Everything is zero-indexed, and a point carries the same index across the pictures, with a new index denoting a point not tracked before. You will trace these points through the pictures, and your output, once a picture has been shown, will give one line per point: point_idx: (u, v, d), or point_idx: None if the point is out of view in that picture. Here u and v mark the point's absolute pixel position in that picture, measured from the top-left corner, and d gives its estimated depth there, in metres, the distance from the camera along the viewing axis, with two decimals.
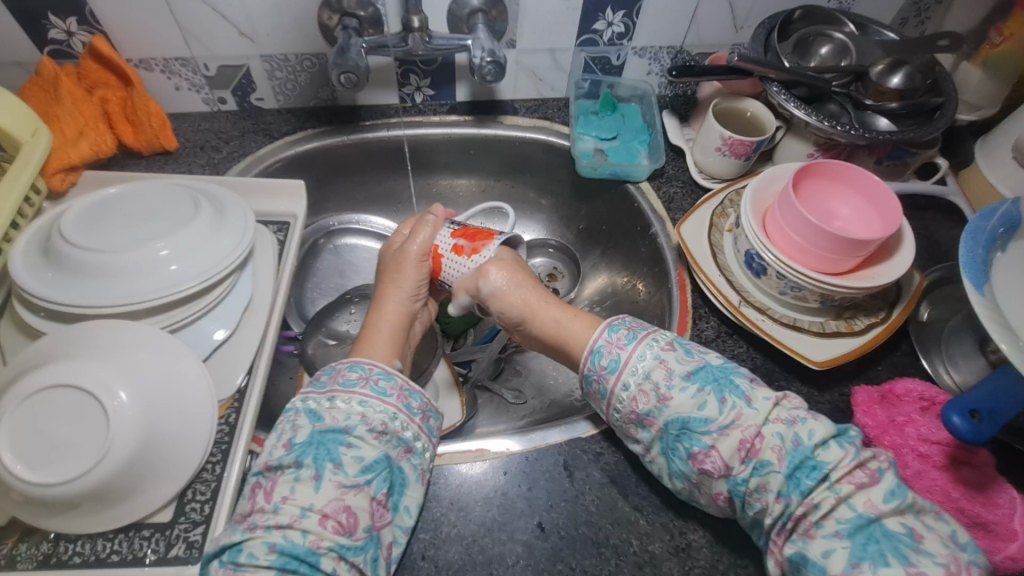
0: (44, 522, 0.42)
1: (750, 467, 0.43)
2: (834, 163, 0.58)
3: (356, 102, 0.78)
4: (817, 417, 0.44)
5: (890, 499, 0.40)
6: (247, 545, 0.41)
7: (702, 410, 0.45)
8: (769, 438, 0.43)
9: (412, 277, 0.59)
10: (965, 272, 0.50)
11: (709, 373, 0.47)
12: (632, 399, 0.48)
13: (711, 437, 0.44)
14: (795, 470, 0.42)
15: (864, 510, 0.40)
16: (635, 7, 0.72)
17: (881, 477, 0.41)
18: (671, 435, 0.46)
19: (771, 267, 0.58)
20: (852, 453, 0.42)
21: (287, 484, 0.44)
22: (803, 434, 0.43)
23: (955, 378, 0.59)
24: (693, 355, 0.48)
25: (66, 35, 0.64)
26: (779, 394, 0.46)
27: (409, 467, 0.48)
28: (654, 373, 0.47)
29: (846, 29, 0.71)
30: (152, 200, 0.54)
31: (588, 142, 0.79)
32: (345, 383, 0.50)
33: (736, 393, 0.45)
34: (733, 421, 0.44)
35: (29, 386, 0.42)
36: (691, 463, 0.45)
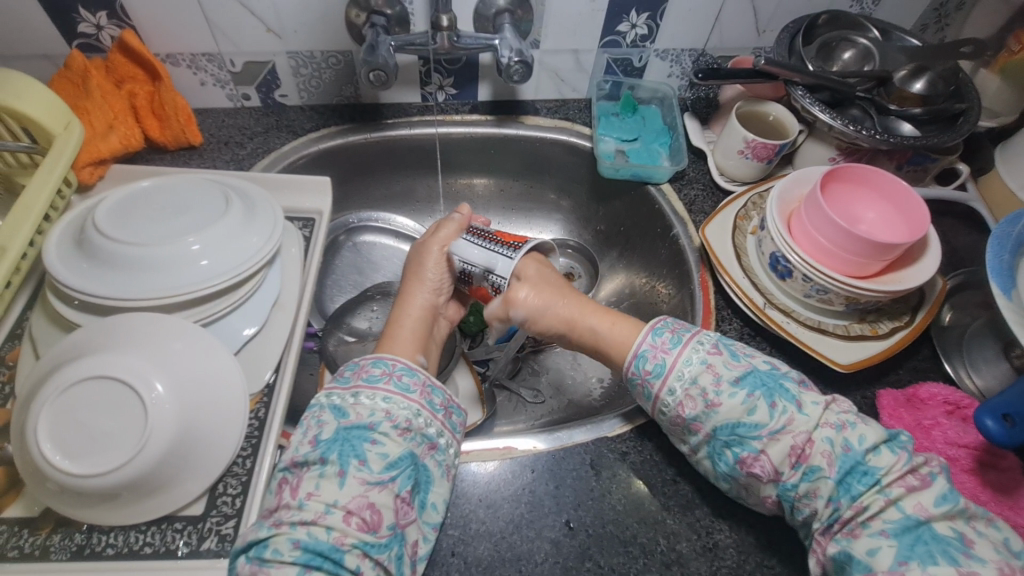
0: (80, 513, 0.43)
1: (800, 472, 0.44)
2: (862, 168, 0.58)
3: (379, 100, 0.78)
4: (868, 422, 0.45)
5: (942, 503, 0.41)
6: (273, 541, 0.41)
7: (752, 415, 0.45)
8: (818, 443, 0.44)
9: (434, 271, 0.59)
10: (992, 278, 0.51)
11: (756, 378, 0.47)
12: (679, 403, 0.48)
13: (761, 442, 0.45)
14: (845, 475, 0.43)
15: (913, 512, 0.41)
16: (660, 9, 0.72)
17: (932, 481, 0.42)
18: (719, 441, 0.47)
19: (798, 269, 0.58)
20: (903, 458, 0.43)
21: (313, 480, 0.43)
22: (853, 439, 0.43)
23: (977, 383, 0.59)
24: (739, 359, 0.48)
25: (95, 29, 0.64)
26: (828, 398, 0.47)
27: (432, 464, 0.47)
28: (701, 378, 0.47)
29: (870, 35, 0.72)
30: (184, 194, 0.54)
31: (609, 144, 0.80)
32: (368, 379, 0.48)
33: (787, 398, 0.45)
34: (784, 426, 0.44)
35: (68, 377, 0.42)
36: (739, 467, 0.46)
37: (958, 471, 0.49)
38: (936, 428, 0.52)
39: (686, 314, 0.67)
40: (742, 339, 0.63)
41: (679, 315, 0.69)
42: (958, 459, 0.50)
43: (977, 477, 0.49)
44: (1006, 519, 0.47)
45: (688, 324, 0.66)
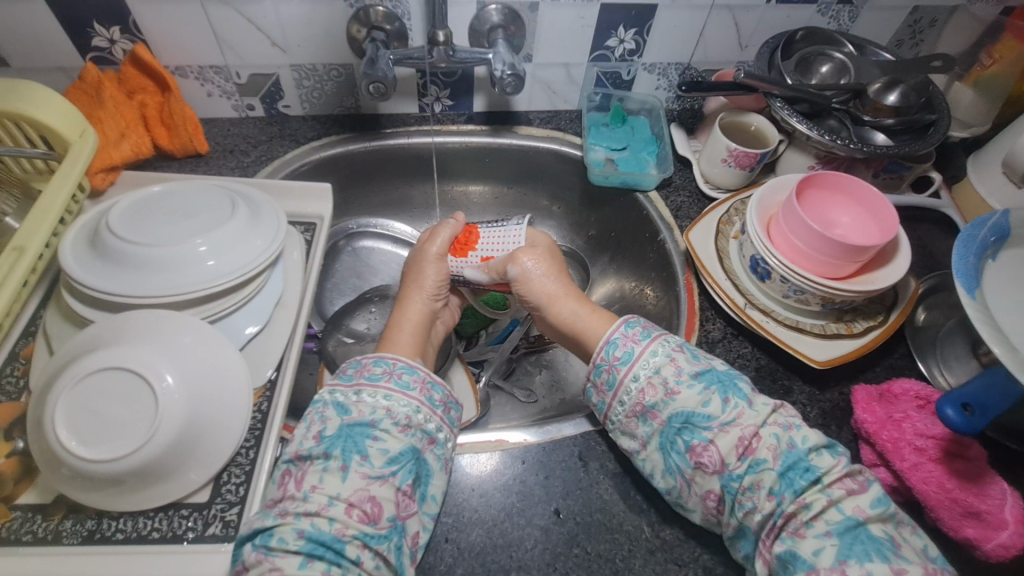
0: (91, 499, 0.45)
1: (745, 464, 0.46)
2: (835, 175, 0.62)
3: (378, 111, 0.82)
4: (811, 427, 0.48)
5: (877, 505, 0.44)
6: (278, 530, 0.43)
7: (706, 407, 0.48)
8: (765, 438, 0.46)
9: (433, 276, 0.62)
10: (958, 278, 0.53)
11: (714, 375, 0.50)
12: (640, 390, 0.51)
13: (711, 432, 0.47)
14: (787, 469, 0.45)
15: (852, 513, 0.43)
16: (646, 25, 0.76)
17: (869, 486, 0.45)
18: (671, 429, 0.49)
19: (776, 271, 0.61)
20: (843, 462, 0.46)
21: (317, 474, 0.45)
22: (797, 438, 0.46)
23: (950, 380, 0.62)
24: (699, 359, 0.52)
25: (108, 43, 0.67)
26: (776, 403, 0.50)
27: (432, 458, 0.49)
28: (664, 368, 0.51)
29: (846, 50, 0.76)
30: (192, 199, 0.57)
31: (599, 152, 0.83)
32: (370, 377, 0.51)
33: (739, 395, 0.49)
34: (733, 419, 0.47)
35: (84, 368, 0.44)
36: (689, 456, 0.48)
37: (927, 460, 0.52)
38: (906, 420, 0.54)
39: (672, 315, 0.70)
40: (725, 338, 0.66)
41: (666, 316, 0.72)
42: (926, 449, 0.52)
43: (944, 466, 0.51)
44: (972, 505, 0.49)
45: (674, 323, 0.69)
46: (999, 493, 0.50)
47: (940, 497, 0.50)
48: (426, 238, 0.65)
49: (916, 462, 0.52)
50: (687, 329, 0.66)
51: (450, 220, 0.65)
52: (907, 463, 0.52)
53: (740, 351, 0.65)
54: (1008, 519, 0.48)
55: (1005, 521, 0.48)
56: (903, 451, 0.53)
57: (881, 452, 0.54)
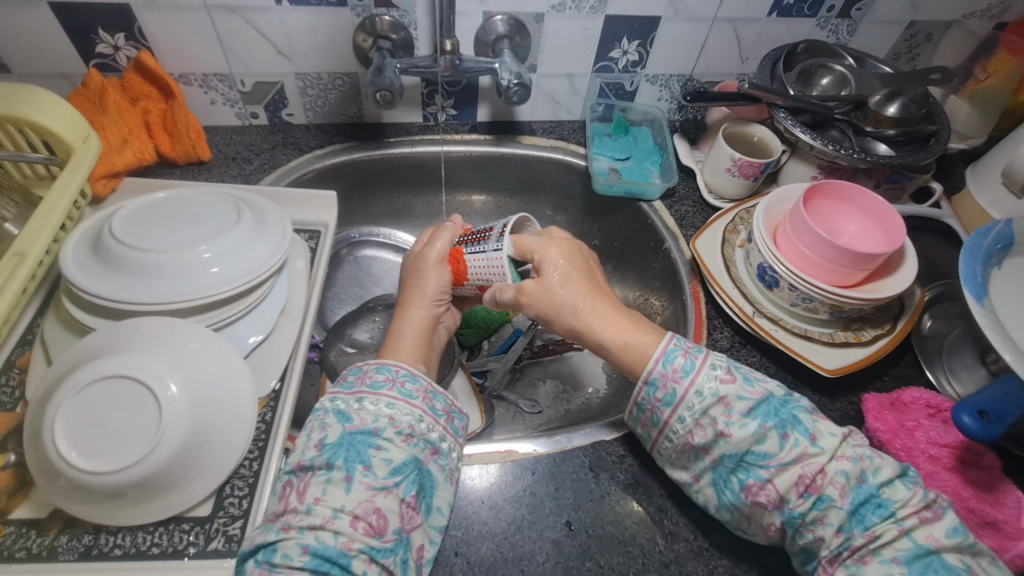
0: (89, 512, 0.43)
1: (808, 501, 0.44)
2: (842, 184, 0.62)
3: (382, 120, 0.82)
4: (882, 456, 0.46)
5: (953, 535, 0.42)
6: (282, 546, 0.41)
7: (762, 445, 0.46)
8: (832, 474, 0.44)
9: (434, 281, 0.60)
10: (966, 285, 0.53)
11: (770, 409, 0.47)
12: (688, 431, 0.49)
13: (769, 471, 0.45)
14: (858, 506, 0.44)
15: (924, 542, 0.42)
16: (650, 37, 0.76)
17: (943, 514, 0.43)
18: (725, 467, 0.47)
19: (784, 279, 0.61)
20: (919, 494, 0.44)
21: (319, 485, 0.44)
22: (868, 472, 0.45)
23: (958, 389, 0.62)
24: (754, 386, 0.49)
25: (112, 49, 0.67)
26: (843, 430, 0.48)
27: (436, 468, 0.48)
28: (713, 409, 0.48)
29: (846, 62, 0.77)
30: (197, 205, 0.56)
31: (603, 162, 0.83)
32: (372, 385, 0.49)
33: (801, 429, 0.46)
34: (795, 458, 0.45)
35: (85, 377, 0.43)
36: (744, 494, 0.46)
37: (941, 469, 0.51)
38: (918, 428, 0.54)
39: (679, 324, 0.70)
40: (733, 346, 0.65)
41: (672, 326, 0.72)
42: (940, 458, 0.52)
43: (959, 475, 0.51)
44: (988, 515, 0.49)
45: (681, 332, 0.69)
46: (1015, 501, 0.49)
47: (956, 505, 0.50)
48: (427, 243, 0.63)
49: (930, 471, 0.51)
50: (695, 338, 0.66)
51: (446, 223, 0.63)
52: (922, 472, 0.52)
53: (748, 360, 0.64)
54: None
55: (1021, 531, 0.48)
56: (917, 460, 0.52)
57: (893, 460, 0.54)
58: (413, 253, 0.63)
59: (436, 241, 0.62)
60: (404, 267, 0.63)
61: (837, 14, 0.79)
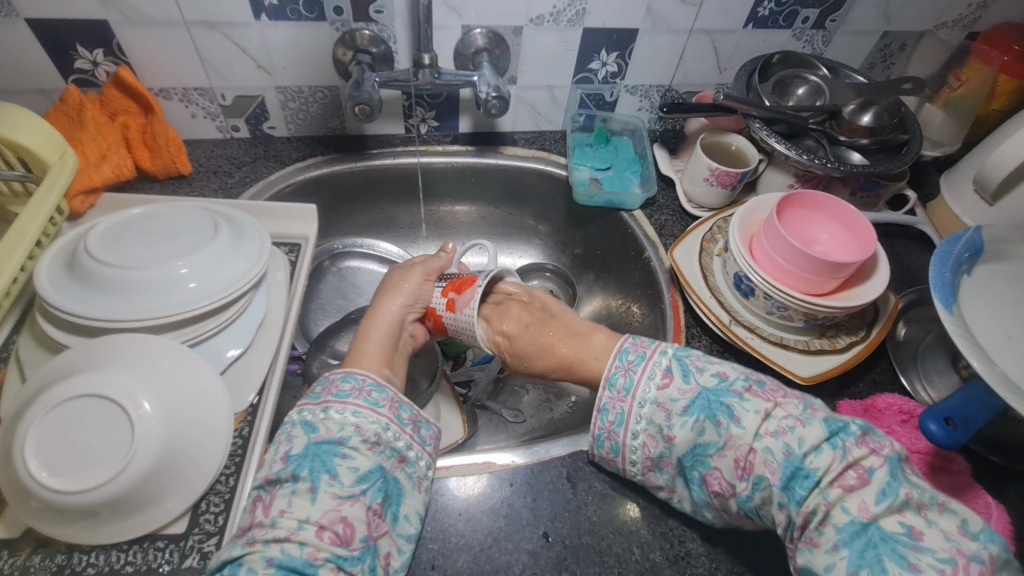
0: (61, 531, 0.43)
1: (749, 484, 0.45)
2: (812, 194, 0.63)
3: (364, 132, 0.82)
4: (806, 422, 0.45)
5: (883, 499, 0.40)
6: (247, 559, 0.41)
7: (703, 437, 0.47)
8: (760, 453, 0.45)
9: (411, 287, 0.61)
10: (936, 293, 0.54)
11: (703, 399, 0.48)
12: (642, 445, 0.50)
13: (714, 459, 0.47)
14: (789, 480, 0.43)
15: (858, 514, 0.40)
16: (628, 49, 0.78)
17: (873, 479, 0.41)
18: (685, 467, 0.49)
19: (759, 288, 0.61)
20: (840, 455, 0.43)
21: (285, 497, 0.44)
22: (793, 443, 0.44)
23: (931, 394, 0.63)
24: (689, 382, 0.49)
25: (91, 65, 0.67)
26: (771, 402, 0.47)
27: (403, 477, 0.48)
28: (656, 417, 0.50)
29: (821, 73, 0.78)
30: (175, 221, 0.56)
31: (584, 172, 0.84)
32: (338, 394, 0.49)
33: (727, 413, 0.47)
34: (727, 443, 0.46)
35: (57, 396, 0.43)
36: (704, 488, 0.48)
37: None
38: (890, 435, 0.55)
39: (658, 332, 0.70)
40: (711, 355, 0.66)
41: (652, 334, 0.72)
42: (912, 464, 0.53)
43: (930, 481, 0.52)
44: None
45: (660, 340, 0.69)
46: (984, 507, 0.50)
47: None
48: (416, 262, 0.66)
49: None
50: (674, 346, 0.67)
51: (439, 253, 0.67)
52: None
53: None
54: None
55: None
56: None
57: None
58: (400, 265, 0.65)
59: (422, 261, 0.65)
60: (386, 277, 0.64)
61: (811, 25, 0.80)
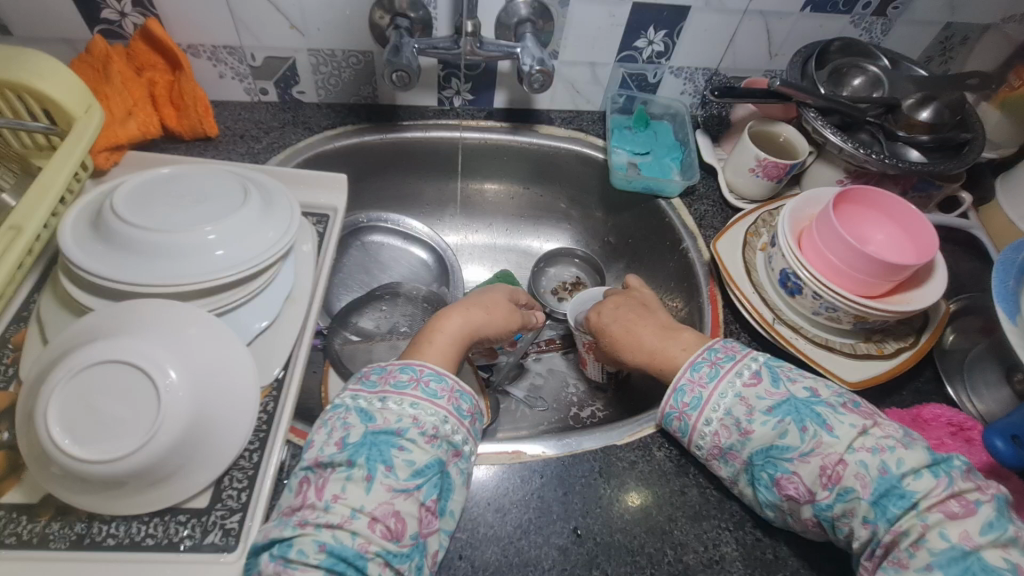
0: (82, 499, 0.42)
1: (833, 493, 0.43)
2: (870, 190, 0.60)
3: (396, 102, 0.79)
4: (908, 445, 0.43)
5: (988, 531, 0.39)
6: (298, 542, 0.40)
7: (784, 439, 0.45)
8: (852, 465, 0.43)
9: (506, 325, 0.61)
10: (998, 302, 0.52)
11: (790, 405, 0.46)
12: (714, 433, 0.49)
13: (793, 463, 0.45)
14: (880, 497, 0.42)
15: (957, 542, 0.39)
16: (677, 27, 0.74)
17: (978, 510, 0.40)
18: (755, 466, 0.47)
19: (807, 286, 0.59)
20: (946, 483, 0.41)
21: (339, 482, 0.42)
22: (891, 462, 0.42)
23: (979, 407, 0.60)
24: (778, 386, 0.48)
25: (118, 16, 0.64)
26: (869, 420, 0.45)
27: (456, 472, 0.46)
28: (735, 409, 0.48)
29: (880, 63, 0.74)
30: (203, 184, 0.54)
31: (622, 156, 0.81)
32: (396, 384, 0.47)
33: (819, 421, 0.45)
34: (813, 449, 0.44)
35: (80, 360, 0.41)
36: (775, 489, 0.46)
37: None
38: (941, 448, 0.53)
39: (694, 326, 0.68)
40: None
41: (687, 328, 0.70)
42: None
43: None
44: None
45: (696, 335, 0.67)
46: None
47: None
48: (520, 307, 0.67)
49: None
50: None
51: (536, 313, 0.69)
52: None
53: None
54: None
55: None
56: None
57: None
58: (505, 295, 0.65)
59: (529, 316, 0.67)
60: (488, 294, 0.63)
61: (872, 11, 0.76)
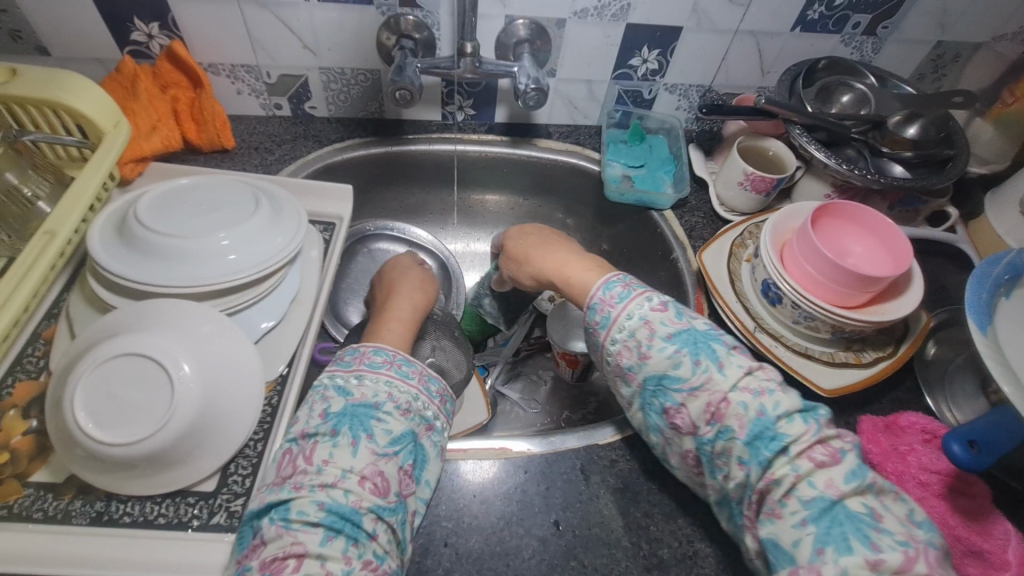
0: (104, 479, 0.46)
1: (714, 430, 0.45)
2: (842, 204, 0.63)
3: (401, 117, 0.83)
4: (786, 391, 0.44)
5: (852, 480, 0.41)
6: (296, 503, 0.42)
7: (676, 369, 0.47)
8: (734, 405, 0.44)
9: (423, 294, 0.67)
10: (970, 314, 0.54)
11: (690, 337, 0.48)
12: (618, 353, 0.50)
13: (682, 395, 0.46)
14: (754, 438, 0.43)
15: (825, 491, 0.40)
16: (669, 47, 0.77)
17: (842, 458, 0.42)
18: (648, 391, 0.49)
19: (787, 296, 0.61)
20: (814, 429, 0.42)
21: (326, 449, 0.45)
22: (768, 405, 0.43)
23: (957, 416, 0.62)
24: (684, 318, 0.49)
25: (146, 38, 0.69)
26: (757, 364, 0.47)
27: (429, 445, 0.50)
28: (639, 332, 0.49)
29: (867, 81, 0.76)
30: (218, 194, 0.58)
31: (616, 169, 0.84)
32: (369, 364, 0.51)
33: (712, 357, 0.46)
34: (703, 383, 0.45)
35: (103, 353, 0.45)
36: (664, 418, 0.48)
37: (929, 495, 0.52)
38: (911, 454, 0.54)
39: None
40: None
41: None
42: (929, 483, 0.52)
43: (947, 502, 0.51)
44: (974, 544, 0.49)
45: None
46: (1003, 533, 0.49)
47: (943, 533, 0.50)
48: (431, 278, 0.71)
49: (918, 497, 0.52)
50: None
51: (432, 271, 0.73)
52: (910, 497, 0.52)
53: None
54: (1010, 561, 0.48)
55: (1006, 562, 0.48)
56: (907, 484, 0.53)
57: None
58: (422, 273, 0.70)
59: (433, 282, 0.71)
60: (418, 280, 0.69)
61: (862, 31, 0.78)
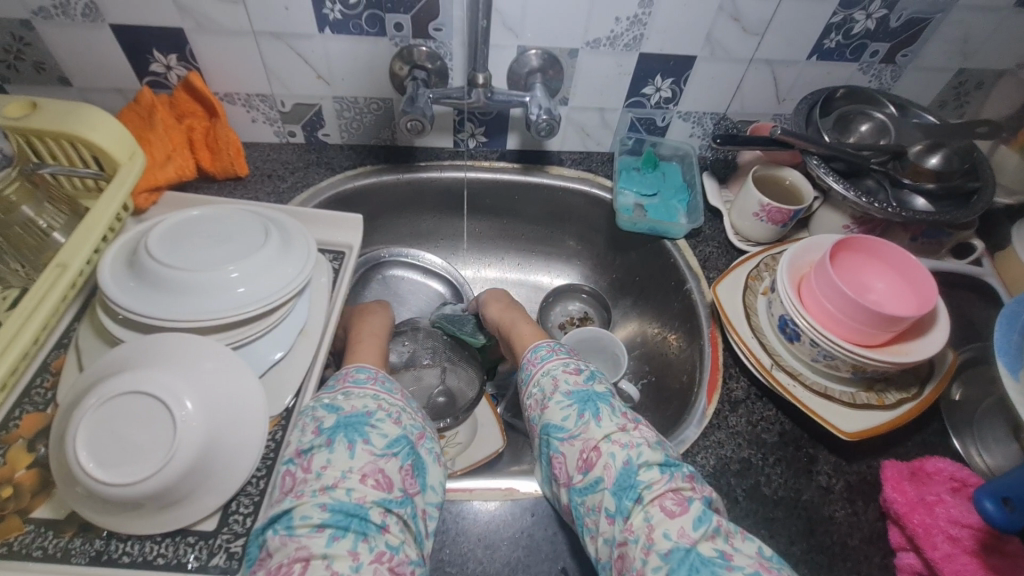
0: (104, 518, 0.46)
1: (586, 479, 0.48)
2: (868, 239, 0.60)
3: (413, 144, 0.83)
4: (651, 445, 0.49)
5: (699, 526, 0.44)
6: (298, 509, 0.42)
7: (563, 420, 0.52)
8: (603, 455, 0.48)
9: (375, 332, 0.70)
10: (999, 357, 0.51)
11: (583, 393, 0.53)
12: (528, 402, 0.56)
13: (564, 444, 0.51)
14: (619, 488, 0.46)
15: (677, 539, 0.43)
16: (683, 76, 0.76)
17: (689, 506, 0.45)
18: (542, 440, 0.53)
19: (805, 333, 0.59)
20: (667, 478, 0.47)
21: (322, 455, 0.46)
22: (634, 455, 0.48)
23: (987, 461, 0.59)
24: (588, 379, 0.55)
25: (165, 69, 0.71)
26: (635, 424, 0.51)
27: (425, 451, 0.50)
28: (545, 385, 0.55)
29: (886, 110, 0.75)
30: (228, 225, 0.58)
31: (629, 197, 0.83)
32: (355, 381, 0.52)
33: (594, 411, 0.51)
34: (580, 433, 0.50)
35: (109, 389, 0.45)
36: (551, 467, 0.52)
37: (961, 552, 0.49)
38: (939, 504, 0.52)
39: (696, 369, 0.69)
40: (748, 399, 0.64)
41: (688, 369, 0.71)
42: (960, 539, 0.49)
43: (980, 560, 0.48)
44: None
45: (696, 377, 0.68)
46: None
47: None
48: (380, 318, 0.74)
49: (949, 552, 0.49)
50: (710, 385, 0.65)
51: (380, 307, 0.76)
52: (939, 552, 0.49)
53: (763, 414, 0.63)
54: None
55: None
56: (935, 539, 0.50)
57: (912, 536, 0.52)
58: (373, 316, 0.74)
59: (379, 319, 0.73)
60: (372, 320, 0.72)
61: (881, 58, 0.77)
